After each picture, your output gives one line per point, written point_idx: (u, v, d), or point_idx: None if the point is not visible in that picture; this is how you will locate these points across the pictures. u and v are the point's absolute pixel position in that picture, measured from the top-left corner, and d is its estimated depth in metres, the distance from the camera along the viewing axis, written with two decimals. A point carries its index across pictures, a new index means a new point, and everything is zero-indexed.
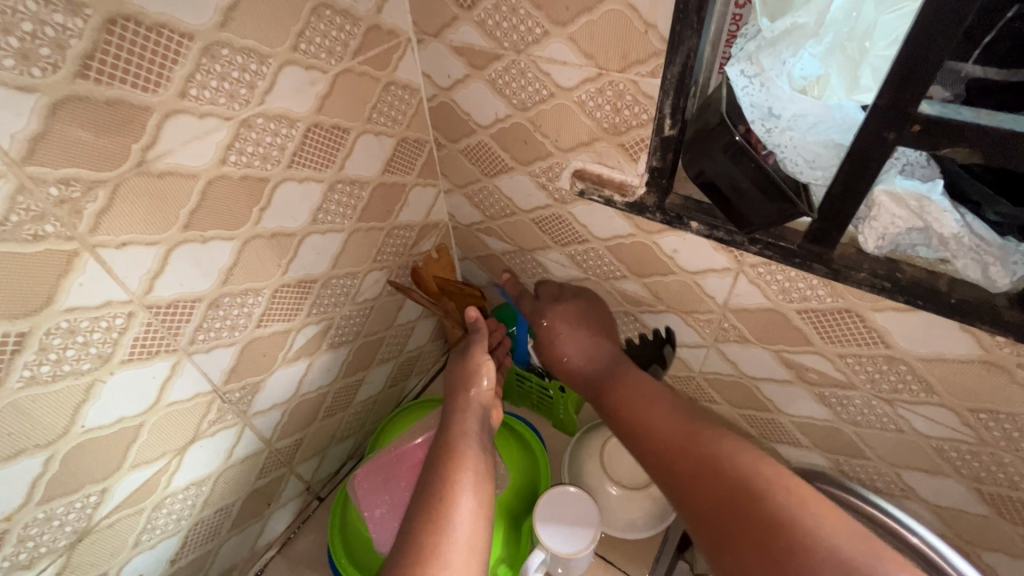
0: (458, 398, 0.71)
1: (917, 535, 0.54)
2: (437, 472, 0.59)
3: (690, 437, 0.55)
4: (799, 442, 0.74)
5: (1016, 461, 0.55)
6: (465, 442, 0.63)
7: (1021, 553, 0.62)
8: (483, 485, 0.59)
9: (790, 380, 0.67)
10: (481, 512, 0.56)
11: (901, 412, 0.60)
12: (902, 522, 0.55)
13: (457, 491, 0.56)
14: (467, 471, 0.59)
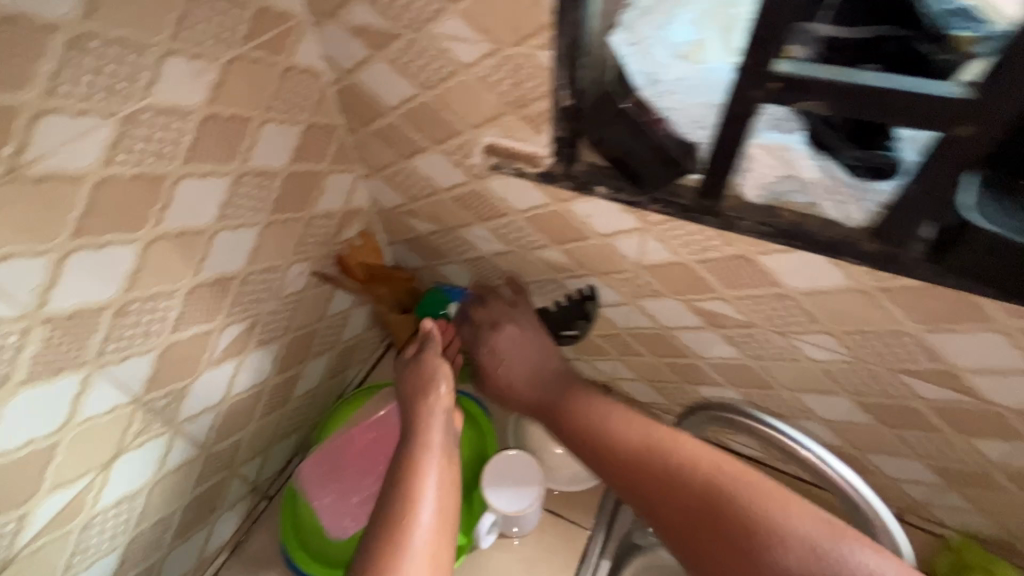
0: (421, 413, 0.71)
1: (808, 450, 0.56)
2: (400, 498, 0.59)
3: (648, 447, 0.62)
4: (715, 381, 0.80)
5: (887, 374, 0.63)
6: (425, 459, 0.64)
7: (899, 452, 0.72)
8: (446, 501, 0.61)
9: (701, 326, 0.73)
10: (441, 531, 0.58)
11: (794, 343, 0.67)
12: (796, 441, 0.56)
13: (418, 513, 0.58)
14: (428, 491, 0.60)
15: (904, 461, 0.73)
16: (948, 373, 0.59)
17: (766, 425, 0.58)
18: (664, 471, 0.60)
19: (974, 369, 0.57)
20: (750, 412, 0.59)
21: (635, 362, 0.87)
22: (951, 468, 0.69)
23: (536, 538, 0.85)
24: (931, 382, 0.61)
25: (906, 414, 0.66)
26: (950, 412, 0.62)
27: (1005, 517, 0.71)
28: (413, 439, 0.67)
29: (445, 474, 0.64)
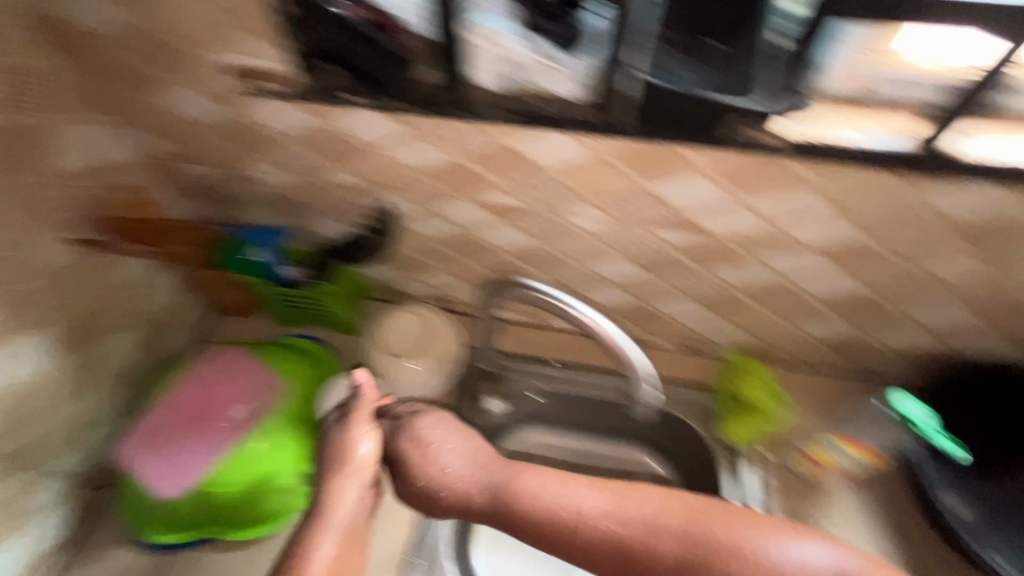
0: (333, 487, 0.61)
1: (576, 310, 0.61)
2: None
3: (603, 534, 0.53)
4: (525, 270, 0.88)
5: (643, 229, 0.73)
6: (320, 533, 0.58)
7: (675, 295, 0.85)
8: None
9: (494, 220, 0.78)
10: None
11: (570, 219, 0.74)
12: (573, 307, 0.61)
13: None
14: (324, 550, 0.57)
15: (680, 303, 0.87)
16: (683, 218, 0.69)
17: (548, 296, 0.62)
18: (594, 534, 0.54)
19: (698, 210, 0.68)
20: (533, 287, 0.63)
21: (456, 269, 0.91)
22: (711, 298, 0.84)
23: None
24: (674, 229, 0.71)
25: (668, 261, 0.78)
26: (694, 250, 0.75)
27: (757, 328, 0.89)
28: (317, 518, 0.60)
29: (346, 554, 0.59)
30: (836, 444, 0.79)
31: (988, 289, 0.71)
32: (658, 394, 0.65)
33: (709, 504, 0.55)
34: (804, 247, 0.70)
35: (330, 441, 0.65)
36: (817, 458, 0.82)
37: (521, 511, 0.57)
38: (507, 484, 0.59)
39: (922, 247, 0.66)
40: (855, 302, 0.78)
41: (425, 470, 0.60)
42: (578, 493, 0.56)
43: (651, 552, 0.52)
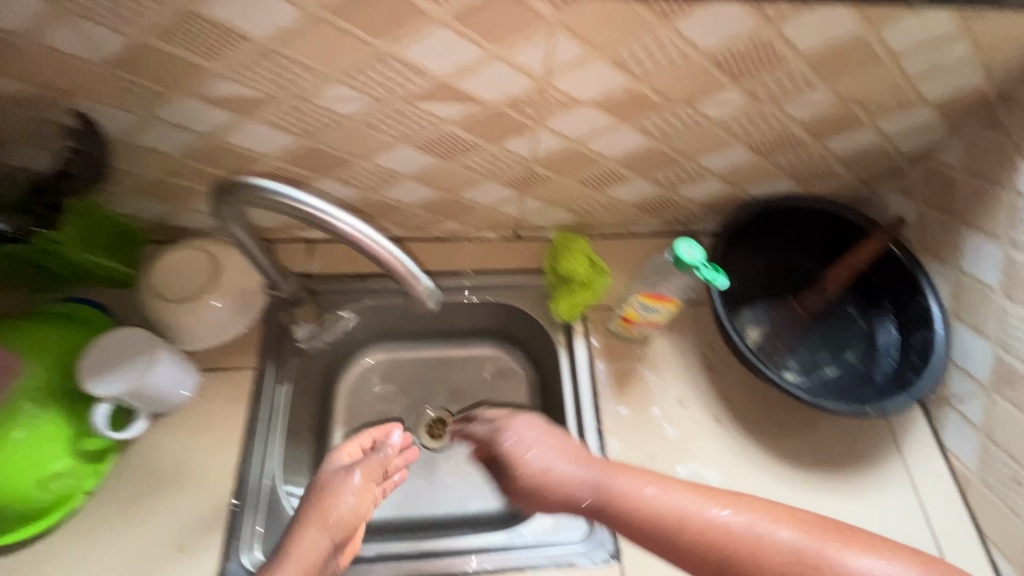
0: (304, 529, 0.67)
1: (347, 224, 0.53)
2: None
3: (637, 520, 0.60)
4: (306, 177, 0.76)
5: (409, 106, 0.64)
6: (283, 565, 0.63)
7: (477, 180, 0.79)
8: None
9: (237, 119, 0.65)
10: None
11: (320, 104, 0.63)
12: (294, 199, 0.53)
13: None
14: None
15: (485, 187, 0.81)
16: (443, 85, 0.61)
17: (266, 191, 0.53)
18: (675, 525, 0.57)
19: (454, 72, 0.60)
20: (252, 183, 0.54)
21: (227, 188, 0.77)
22: (513, 176, 0.79)
23: (202, 402, 0.80)
24: (440, 99, 0.63)
25: (451, 140, 0.70)
26: (472, 122, 0.67)
27: (569, 201, 0.87)
28: (287, 551, 0.65)
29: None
30: (638, 305, 0.82)
31: (758, 124, 0.72)
32: (429, 283, 0.58)
33: (745, 501, 0.57)
34: (579, 102, 0.65)
35: (326, 481, 0.73)
36: (629, 319, 0.86)
37: (633, 509, 0.60)
38: (625, 496, 0.61)
39: (686, 87, 0.65)
40: (647, 158, 0.77)
41: (560, 481, 0.67)
42: (702, 506, 0.57)
43: (744, 543, 0.53)
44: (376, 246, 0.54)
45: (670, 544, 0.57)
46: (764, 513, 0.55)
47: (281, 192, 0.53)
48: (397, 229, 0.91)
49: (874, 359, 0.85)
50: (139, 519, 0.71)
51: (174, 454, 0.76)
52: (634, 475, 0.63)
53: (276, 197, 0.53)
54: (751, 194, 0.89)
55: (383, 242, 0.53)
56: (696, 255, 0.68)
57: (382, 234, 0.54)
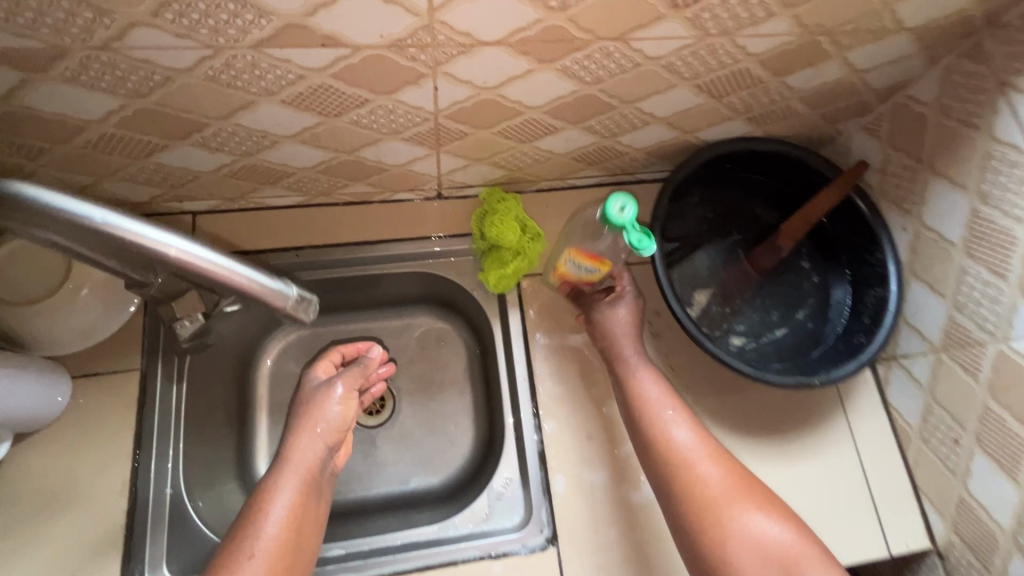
0: (296, 438, 0.66)
1: (173, 245, 0.42)
2: (252, 512, 0.60)
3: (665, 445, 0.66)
4: (156, 143, 0.61)
5: (259, 55, 0.49)
6: (283, 476, 0.63)
7: (377, 138, 0.66)
8: (298, 525, 0.60)
9: (27, 78, 0.49)
10: (285, 545, 0.58)
11: (132, 56, 0.47)
12: (94, 220, 0.39)
13: (262, 522, 0.59)
14: (284, 492, 0.61)
15: (388, 146, 0.68)
16: (294, 27, 0.46)
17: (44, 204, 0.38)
18: (659, 429, 0.67)
19: (304, 9, 0.44)
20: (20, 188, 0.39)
21: (57, 161, 0.62)
22: (419, 133, 0.65)
23: (78, 414, 0.70)
24: (296, 45, 0.48)
25: (327, 94, 0.56)
26: (349, 72, 0.53)
27: (494, 157, 0.74)
28: (283, 460, 0.64)
29: (307, 495, 0.63)
30: (570, 261, 0.71)
31: (707, 61, 0.59)
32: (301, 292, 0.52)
33: (702, 431, 0.67)
34: (482, 43, 0.51)
35: (306, 395, 0.70)
36: (558, 275, 0.75)
37: (632, 402, 0.70)
38: (636, 389, 0.71)
39: (617, 20, 0.51)
40: (578, 105, 0.64)
41: (619, 359, 0.74)
42: (674, 422, 0.68)
43: (689, 466, 0.64)
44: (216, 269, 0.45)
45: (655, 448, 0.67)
46: (714, 450, 0.66)
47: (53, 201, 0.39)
48: (295, 195, 0.78)
49: (825, 318, 0.80)
50: (20, 549, 0.64)
51: (52, 475, 0.67)
52: (647, 370, 0.72)
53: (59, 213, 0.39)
54: (703, 139, 0.77)
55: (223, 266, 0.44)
56: (632, 217, 0.62)
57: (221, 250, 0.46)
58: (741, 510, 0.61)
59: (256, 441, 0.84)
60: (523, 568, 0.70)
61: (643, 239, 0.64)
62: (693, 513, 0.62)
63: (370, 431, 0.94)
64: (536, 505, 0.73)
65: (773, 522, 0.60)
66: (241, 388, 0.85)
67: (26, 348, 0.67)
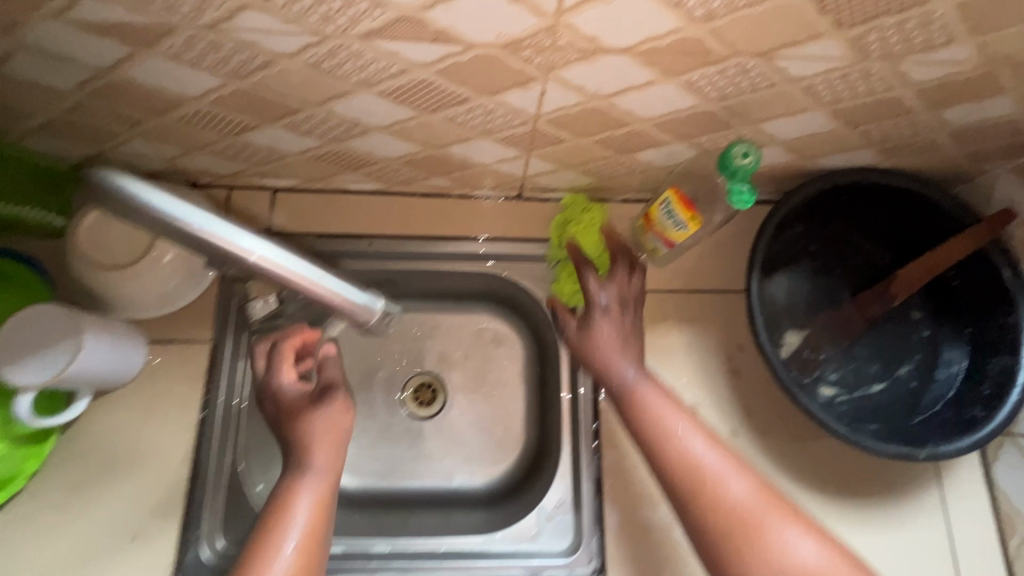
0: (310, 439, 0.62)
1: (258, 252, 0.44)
2: (270, 520, 0.56)
3: (685, 470, 0.59)
4: (247, 123, 0.60)
5: (364, 46, 0.46)
6: (301, 481, 0.59)
7: (467, 136, 0.62)
8: (320, 532, 0.57)
9: (133, 53, 0.48)
10: (307, 560, 0.55)
11: (238, 38, 0.45)
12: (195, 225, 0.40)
13: (283, 533, 0.55)
14: (303, 499, 0.58)
15: (478, 145, 0.64)
16: (408, 20, 0.42)
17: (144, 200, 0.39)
18: (670, 445, 0.60)
19: (423, 2, 0.40)
20: (122, 180, 0.39)
21: (151, 131, 0.62)
22: (513, 135, 0.61)
23: (152, 379, 0.71)
24: (406, 38, 0.44)
25: (427, 90, 0.52)
26: (454, 69, 0.49)
27: (585, 163, 0.69)
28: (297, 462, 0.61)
29: (327, 498, 0.59)
30: (661, 204, 0.65)
31: (854, 86, 0.52)
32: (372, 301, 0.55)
33: (716, 441, 0.60)
34: (606, 51, 0.46)
35: (295, 403, 0.63)
36: (649, 218, 0.70)
37: (640, 417, 0.63)
38: (642, 403, 0.63)
39: (763, 36, 0.44)
40: (692, 120, 0.58)
41: (613, 368, 0.66)
42: (689, 437, 0.60)
43: (716, 488, 0.57)
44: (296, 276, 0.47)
45: (665, 466, 0.60)
46: (728, 460, 0.59)
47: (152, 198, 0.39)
48: (374, 181, 0.75)
49: (932, 377, 0.72)
50: (88, 505, 0.66)
51: (124, 435, 0.69)
52: (645, 378, 0.65)
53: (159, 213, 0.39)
54: (821, 165, 0.69)
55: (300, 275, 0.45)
56: (747, 165, 0.51)
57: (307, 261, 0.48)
58: (774, 522, 0.55)
59: None
60: None
61: (744, 190, 0.52)
62: (716, 531, 0.56)
63: (420, 422, 0.91)
64: (587, 535, 0.71)
65: (813, 546, 0.54)
66: None
67: (112, 311, 0.70)
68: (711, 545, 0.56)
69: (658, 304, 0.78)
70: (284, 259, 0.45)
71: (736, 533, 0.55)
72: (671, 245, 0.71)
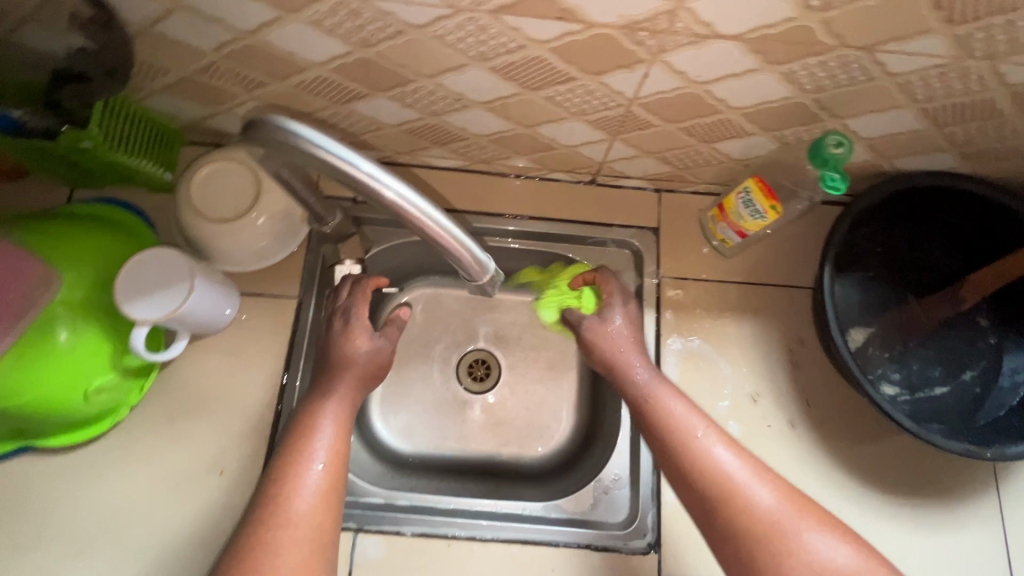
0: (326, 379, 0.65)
1: (392, 191, 0.43)
2: (291, 446, 0.59)
3: (704, 474, 0.59)
4: (358, 92, 0.64)
5: (491, 20, 0.49)
6: (320, 413, 0.62)
7: (560, 117, 0.65)
8: (339, 459, 0.59)
9: (279, 18, 0.52)
10: (327, 484, 0.57)
11: (379, 7, 0.49)
12: (341, 159, 0.42)
13: (303, 457, 0.58)
14: (323, 428, 0.61)
15: (568, 126, 0.67)
16: None
17: (301, 139, 0.42)
18: (691, 448, 0.61)
19: None
20: (284, 122, 0.42)
21: (268, 95, 0.67)
22: (604, 118, 0.64)
23: (243, 328, 0.76)
24: (532, 14, 0.48)
25: (537, 67, 0.56)
26: (568, 47, 0.52)
27: (666, 151, 0.72)
28: (315, 398, 0.64)
29: (344, 429, 0.62)
30: (741, 191, 0.68)
31: (950, 84, 0.54)
32: (486, 260, 0.51)
33: (738, 448, 0.61)
34: (717, 37, 0.49)
35: (334, 340, 0.67)
36: (722, 208, 0.73)
37: (655, 421, 0.64)
38: (659, 408, 0.65)
39: (872, 29, 0.47)
40: (782, 111, 0.60)
41: (631, 377, 0.68)
42: (709, 443, 0.61)
43: (734, 492, 0.58)
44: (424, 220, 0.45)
45: (688, 469, 0.60)
46: (753, 468, 0.59)
47: (310, 139, 0.42)
48: (459, 158, 0.79)
49: (997, 383, 0.72)
50: (183, 440, 0.72)
51: (216, 379, 0.74)
52: (664, 385, 0.67)
53: (317, 151, 0.42)
54: (897, 166, 0.71)
55: (426, 212, 0.45)
56: (840, 153, 0.54)
57: (439, 207, 0.46)
58: (801, 530, 0.55)
59: None
60: (622, 566, 0.71)
61: (838, 177, 0.54)
62: (746, 537, 0.56)
63: (471, 396, 0.89)
64: (644, 508, 0.74)
65: (839, 544, 0.54)
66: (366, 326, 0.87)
67: (212, 260, 0.75)
68: (733, 543, 0.56)
69: (722, 294, 0.80)
70: (418, 199, 0.44)
71: (761, 535, 0.55)
72: (744, 235, 0.74)
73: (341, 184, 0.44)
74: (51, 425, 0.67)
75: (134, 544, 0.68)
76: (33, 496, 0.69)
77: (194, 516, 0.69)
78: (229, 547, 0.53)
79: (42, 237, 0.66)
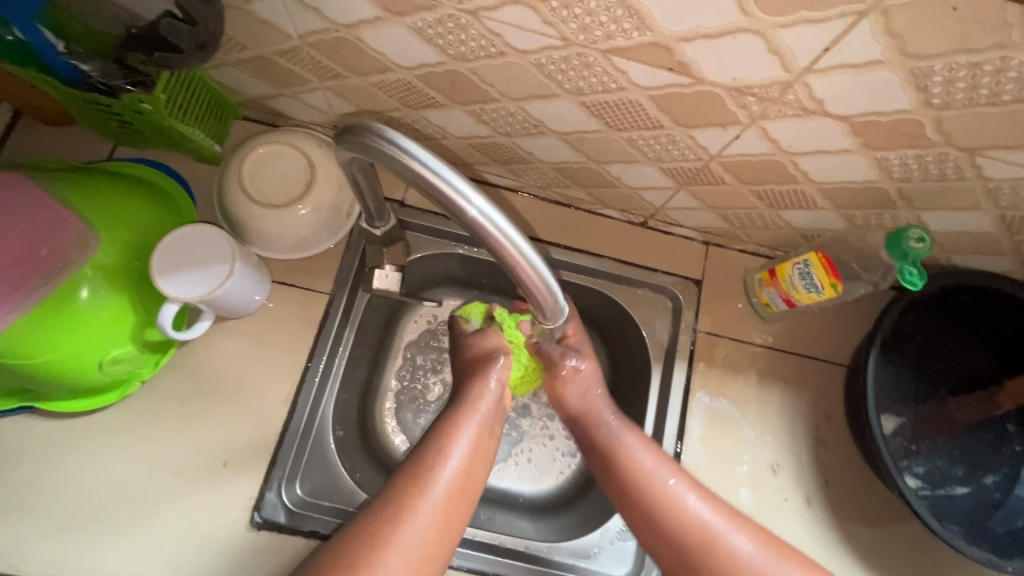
0: (474, 381, 0.66)
1: (474, 208, 0.41)
2: (436, 440, 0.61)
3: (683, 530, 0.60)
4: (436, 100, 0.63)
5: (600, 59, 0.48)
6: (467, 415, 0.63)
7: (633, 160, 0.64)
8: (477, 459, 0.61)
9: (381, 18, 0.51)
10: (462, 484, 0.59)
11: (488, 26, 0.48)
12: (436, 175, 0.40)
13: (447, 452, 0.60)
14: (465, 430, 0.62)
15: (639, 169, 0.66)
16: (659, 47, 0.45)
17: (400, 150, 0.41)
18: (666, 502, 0.61)
19: (684, 35, 0.43)
20: (387, 133, 0.41)
21: (342, 87, 0.65)
22: (680, 168, 0.63)
23: (268, 316, 0.74)
24: (643, 62, 0.47)
25: (629, 110, 0.54)
26: (668, 98, 0.51)
27: (730, 210, 0.71)
28: (465, 399, 0.65)
29: (484, 434, 0.63)
30: (801, 262, 0.67)
31: None
32: (560, 300, 0.50)
33: (710, 496, 0.62)
34: (824, 114, 0.48)
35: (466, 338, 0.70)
36: (774, 274, 0.73)
37: (624, 471, 0.64)
38: (625, 455, 0.64)
39: (984, 134, 0.46)
40: (861, 194, 0.59)
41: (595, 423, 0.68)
42: (680, 491, 0.62)
43: (711, 540, 0.59)
44: (504, 245, 0.43)
45: (653, 518, 0.61)
46: (728, 516, 0.61)
47: (413, 148, 0.41)
48: (515, 179, 0.78)
49: (1016, 492, 0.71)
50: (187, 424, 0.69)
51: (234, 364, 0.72)
52: (632, 435, 0.66)
53: (413, 163, 0.40)
54: (953, 261, 0.70)
55: (511, 239, 0.42)
56: (920, 250, 0.56)
57: (524, 237, 0.44)
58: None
59: (382, 390, 0.83)
60: None
61: (916, 272, 0.58)
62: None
63: None
64: (649, 561, 0.73)
65: None
66: (388, 332, 0.84)
67: (250, 242, 0.73)
68: None
69: (756, 358, 0.79)
70: (504, 221, 0.42)
71: None
72: (791, 304, 0.73)
73: (431, 201, 0.42)
74: (57, 390, 0.64)
75: (120, 525, 0.65)
76: (24, 458, 0.66)
77: (186, 503, 0.67)
78: (345, 533, 0.55)
79: (90, 194, 0.63)
